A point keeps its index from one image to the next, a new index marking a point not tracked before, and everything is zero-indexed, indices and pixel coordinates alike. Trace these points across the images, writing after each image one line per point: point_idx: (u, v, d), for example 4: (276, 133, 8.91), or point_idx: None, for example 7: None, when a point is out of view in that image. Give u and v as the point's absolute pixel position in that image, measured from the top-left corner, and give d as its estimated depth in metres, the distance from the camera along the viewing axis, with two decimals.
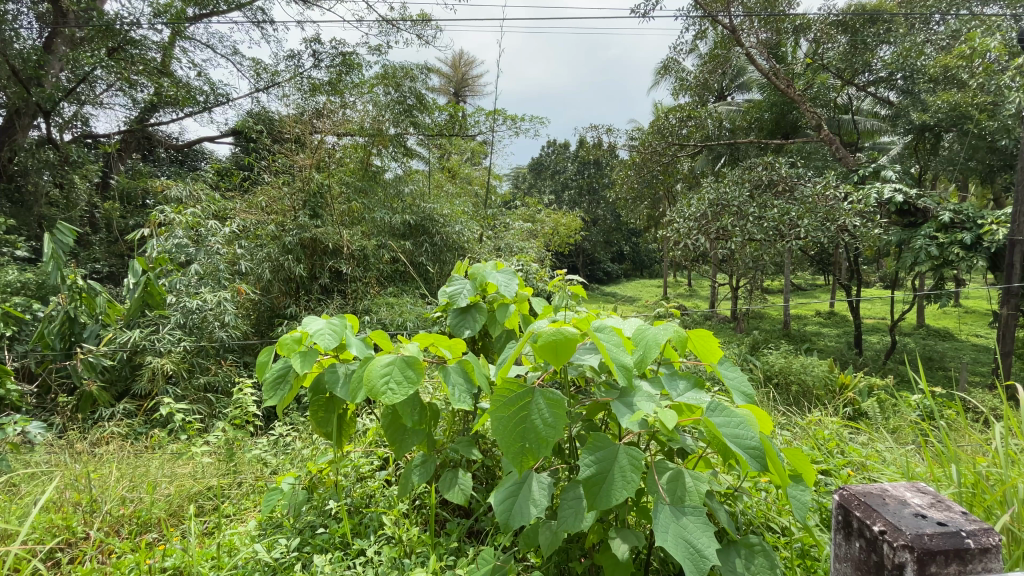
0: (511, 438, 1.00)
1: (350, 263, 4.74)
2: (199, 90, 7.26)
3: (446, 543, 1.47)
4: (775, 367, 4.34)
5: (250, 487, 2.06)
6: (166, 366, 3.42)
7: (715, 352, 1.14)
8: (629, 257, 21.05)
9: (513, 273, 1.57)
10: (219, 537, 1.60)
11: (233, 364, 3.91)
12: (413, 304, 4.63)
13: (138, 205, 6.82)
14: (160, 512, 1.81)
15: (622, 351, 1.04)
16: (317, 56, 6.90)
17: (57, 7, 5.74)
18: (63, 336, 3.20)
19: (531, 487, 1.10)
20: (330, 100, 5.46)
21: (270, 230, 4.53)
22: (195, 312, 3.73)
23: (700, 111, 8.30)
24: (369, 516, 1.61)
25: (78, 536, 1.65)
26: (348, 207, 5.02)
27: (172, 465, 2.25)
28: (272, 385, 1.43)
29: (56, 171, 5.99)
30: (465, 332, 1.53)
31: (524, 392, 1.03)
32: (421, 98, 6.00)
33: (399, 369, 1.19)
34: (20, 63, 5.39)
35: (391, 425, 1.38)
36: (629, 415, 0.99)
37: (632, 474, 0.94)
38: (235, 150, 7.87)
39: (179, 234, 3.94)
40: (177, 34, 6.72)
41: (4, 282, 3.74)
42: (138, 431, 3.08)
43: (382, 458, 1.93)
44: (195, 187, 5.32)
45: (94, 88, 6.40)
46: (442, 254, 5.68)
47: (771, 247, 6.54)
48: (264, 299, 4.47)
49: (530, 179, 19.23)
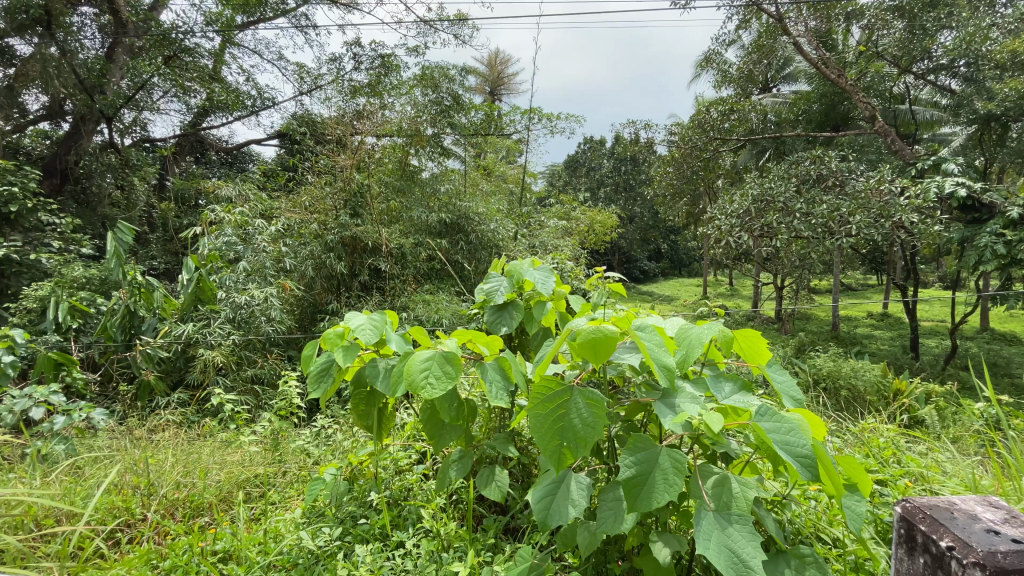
0: (549, 437, 0.99)
1: (388, 260, 4.85)
2: (247, 95, 7.60)
3: (484, 538, 1.46)
4: (823, 371, 4.21)
5: (295, 476, 2.14)
6: (217, 359, 3.60)
7: (764, 353, 1.09)
8: (666, 256, 20.73)
9: (550, 270, 1.56)
10: (267, 523, 1.66)
11: (279, 357, 4.08)
12: (449, 301, 4.73)
13: (191, 205, 7.18)
14: (211, 497, 1.91)
15: (664, 350, 1.01)
16: (356, 59, 7.06)
17: (117, 18, 6.16)
18: (124, 328, 3.46)
19: (569, 487, 1.09)
20: (370, 102, 5.67)
21: (313, 228, 4.68)
22: (244, 307, 3.94)
23: (743, 103, 7.99)
24: (407, 508, 1.63)
25: (137, 517, 1.75)
26: (387, 206, 5.16)
27: (222, 452, 2.36)
28: (317, 378, 1.47)
29: (118, 173, 6.53)
30: (502, 329, 1.53)
31: (562, 390, 1.02)
32: (457, 98, 6.13)
33: (437, 364, 1.21)
34: (85, 72, 5.83)
35: (429, 420, 1.39)
36: (672, 416, 0.97)
37: (675, 477, 0.91)
38: (280, 152, 8.20)
39: (228, 232, 4.23)
40: (227, 42, 7.10)
41: (70, 277, 4.00)
42: (191, 419, 3.25)
43: (420, 452, 1.95)
44: (244, 187, 5.64)
45: (150, 95, 6.77)
46: (478, 252, 5.71)
47: (820, 245, 6.28)
48: (307, 295, 4.62)
49: (565, 176, 18.92)
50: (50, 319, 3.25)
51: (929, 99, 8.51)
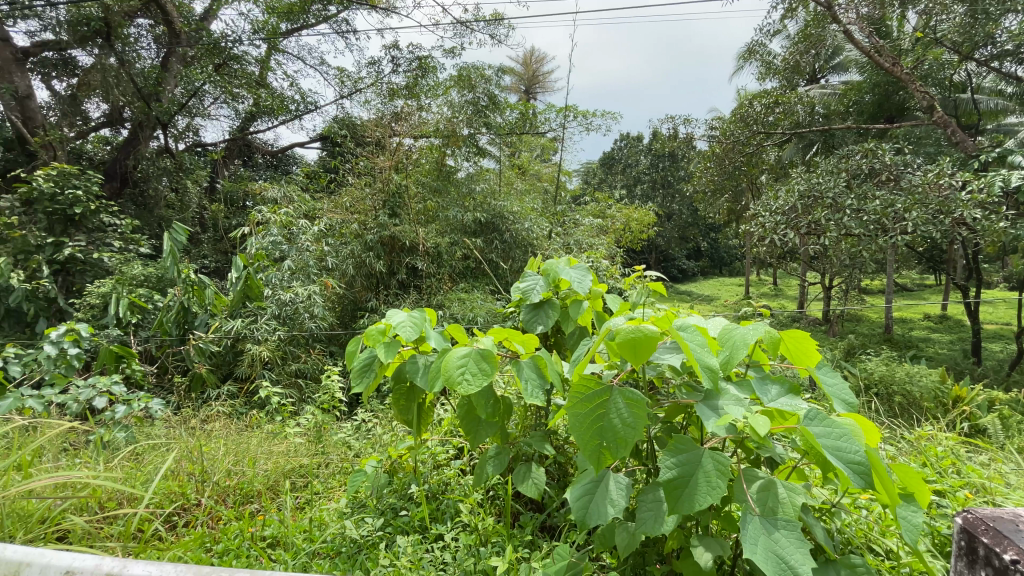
0: (588, 436, 0.99)
1: (424, 259, 4.95)
2: (291, 99, 7.87)
3: (521, 535, 1.47)
4: (874, 376, 4.00)
5: (337, 467, 2.22)
6: (263, 353, 3.77)
7: (812, 355, 1.06)
8: (706, 255, 20.18)
9: (587, 269, 1.55)
10: (312, 511, 1.73)
11: (321, 353, 4.23)
12: (484, 300, 4.77)
13: (239, 206, 7.51)
14: (259, 485, 2.01)
15: (708, 350, 0.99)
16: (394, 62, 7.22)
17: (171, 29, 6.47)
18: (179, 323, 3.65)
19: (607, 487, 1.09)
20: (408, 104, 5.79)
21: (354, 228, 4.83)
22: (288, 304, 4.11)
23: (789, 96, 7.70)
24: (446, 502, 1.66)
25: (192, 502, 1.86)
26: (424, 206, 5.26)
27: (269, 443, 2.47)
28: (360, 372, 1.52)
29: (172, 177, 6.89)
30: (538, 327, 1.52)
31: (602, 390, 1.01)
32: (493, 98, 6.18)
33: (475, 361, 1.22)
34: (142, 81, 6.21)
35: (467, 416, 1.41)
36: (715, 419, 0.95)
37: (718, 480, 0.90)
38: (322, 154, 8.47)
39: (275, 232, 4.40)
40: (273, 49, 7.42)
41: (130, 275, 4.26)
42: (240, 411, 3.41)
43: (457, 448, 1.98)
44: (289, 189, 5.87)
45: (203, 101, 7.18)
46: (512, 250, 5.72)
47: (871, 243, 5.98)
48: (348, 293, 4.77)
49: (601, 173, 18.68)
50: (112, 314, 3.48)
51: (993, 87, 7.96)
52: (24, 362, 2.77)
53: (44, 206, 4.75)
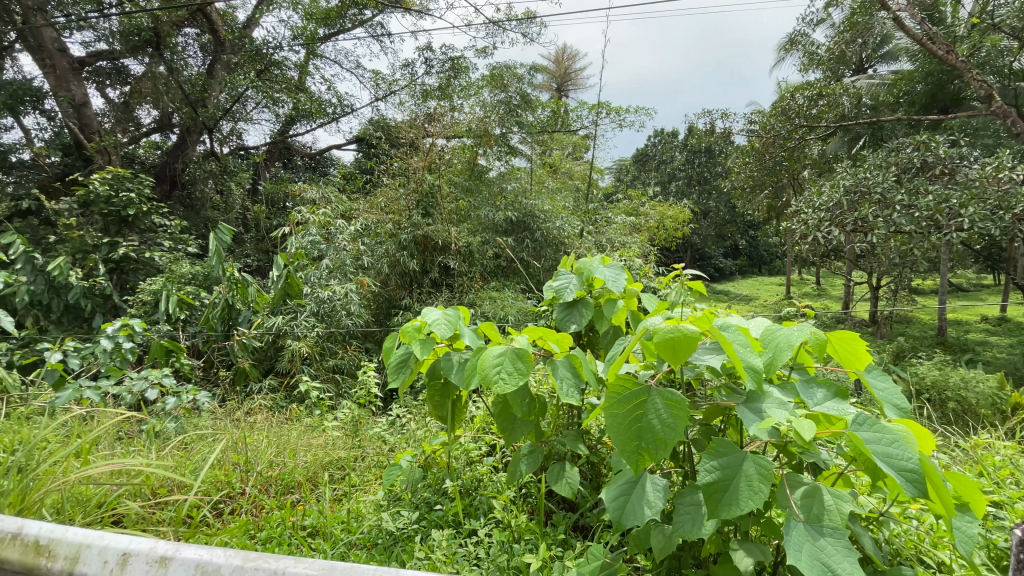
0: (625, 437, 0.98)
1: (456, 258, 5.01)
2: (329, 103, 8.09)
3: (554, 533, 1.47)
4: (926, 380, 3.84)
5: (372, 461, 2.28)
6: (303, 349, 3.90)
7: (862, 358, 1.01)
8: (744, 253, 19.60)
9: (622, 268, 1.53)
10: (349, 503, 1.78)
11: (357, 349, 4.35)
12: (515, 299, 4.78)
13: (280, 207, 7.78)
14: (300, 476, 2.08)
15: (750, 352, 0.97)
16: (428, 63, 7.31)
17: (216, 37, 6.86)
18: (223, 320, 3.83)
19: (644, 488, 1.08)
20: (440, 105, 5.88)
21: (388, 228, 4.94)
22: (326, 302, 4.24)
23: (833, 88, 7.39)
24: (479, 498, 1.68)
25: (237, 490, 1.94)
26: (456, 205, 5.32)
27: (309, 435, 2.55)
28: (396, 368, 1.55)
29: (217, 179, 7.30)
30: (572, 326, 1.51)
31: (639, 390, 1.00)
32: (525, 97, 6.19)
33: (510, 359, 1.23)
34: (189, 88, 6.60)
35: (501, 414, 1.42)
36: (757, 421, 0.93)
37: (761, 485, 0.88)
38: (358, 155, 8.67)
39: (313, 232, 4.57)
40: (311, 54, 7.65)
41: (179, 273, 4.48)
42: (280, 404, 3.54)
43: (489, 445, 2.00)
44: (327, 190, 6.04)
45: (245, 106, 7.50)
46: (544, 249, 5.69)
47: (923, 241, 5.68)
48: (383, 291, 4.86)
49: (634, 170, 18.40)
50: (162, 310, 3.66)
51: None
52: (82, 355, 2.94)
53: (99, 208, 5.03)
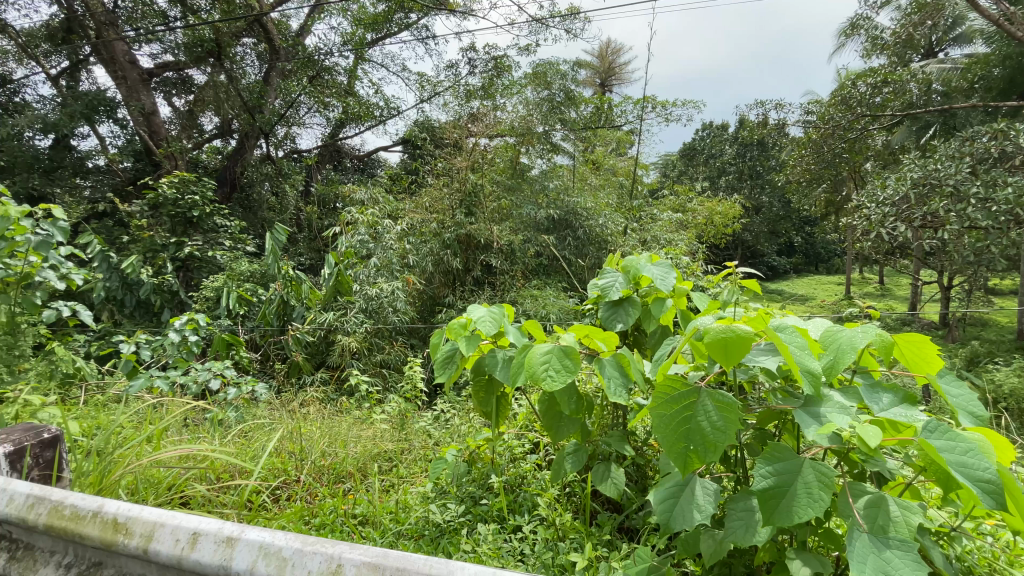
0: (674, 438, 0.96)
1: (498, 257, 5.06)
2: (376, 106, 8.32)
3: (599, 534, 1.46)
4: (1005, 388, 3.51)
5: (419, 454, 2.34)
6: (352, 344, 4.04)
7: (933, 362, 0.95)
8: (799, 250, 18.67)
9: (670, 266, 1.50)
10: (397, 495, 1.83)
11: (403, 345, 4.47)
12: (557, 297, 4.76)
13: (330, 207, 8.09)
14: (350, 466, 2.16)
15: (809, 355, 0.93)
16: (471, 63, 7.39)
17: (271, 46, 7.16)
18: (278, 315, 4.14)
19: (694, 491, 1.05)
20: (483, 106, 5.99)
21: (432, 227, 5.06)
22: (374, 299, 4.38)
23: (900, 73, 6.91)
24: (523, 495, 1.69)
25: (293, 478, 2.04)
26: (499, 204, 5.35)
27: (358, 427, 2.65)
28: (442, 364, 1.58)
29: (273, 182, 7.61)
30: (618, 325, 1.49)
31: (689, 391, 0.98)
32: (569, 94, 6.15)
33: (556, 357, 1.23)
34: (247, 96, 6.92)
35: (546, 412, 1.43)
36: (816, 427, 0.89)
37: (820, 492, 0.84)
38: (404, 156, 8.87)
39: (363, 232, 4.74)
40: (360, 58, 7.85)
41: (239, 271, 4.75)
42: (331, 396, 3.68)
43: (533, 442, 2.01)
44: (374, 191, 6.21)
45: (298, 111, 7.76)
46: (586, 247, 5.61)
47: (1001, 237, 5.23)
48: (427, 289, 4.97)
49: (681, 165, 17.90)
50: (224, 306, 3.90)
51: None
52: (153, 347, 3.18)
53: (167, 210, 5.43)
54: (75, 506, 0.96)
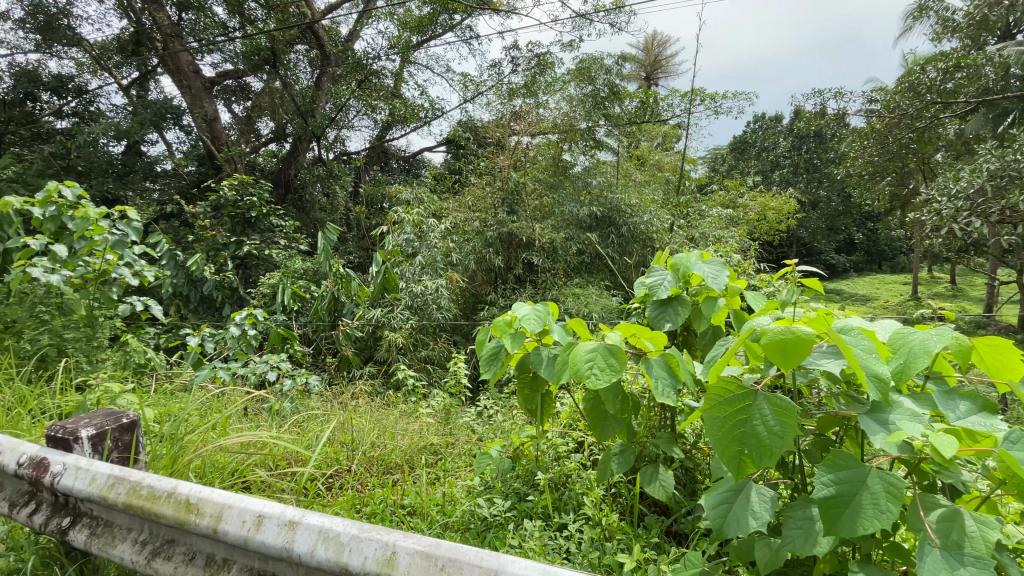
0: (727, 442, 0.93)
1: (540, 254, 5.07)
2: (421, 107, 8.49)
3: (647, 536, 1.44)
4: None
5: (463, 448, 2.39)
6: (398, 339, 4.17)
7: (1018, 368, 0.88)
8: (860, 247, 17.61)
9: (722, 264, 1.45)
10: (444, 488, 1.87)
11: (447, 341, 4.56)
12: (599, 295, 4.71)
13: (377, 207, 8.34)
14: (398, 458, 2.22)
15: (876, 359, 0.88)
16: (514, 62, 7.40)
17: (322, 52, 7.49)
18: (330, 311, 4.26)
19: (748, 497, 1.02)
20: (526, 104, 6.01)
21: (475, 226, 5.17)
22: (419, 296, 4.48)
23: (975, 56, 6.38)
24: (569, 493, 1.68)
25: (344, 467, 2.12)
26: (540, 202, 5.37)
27: (405, 420, 2.74)
28: (487, 361, 1.60)
29: (325, 183, 7.84)
30: (666, 325, 1.45)
31: (745, 393, 0.95)
32: (614, 89, 6.05)
33: (602, 356, 1.22)
34: (301, 100, 7.27)
35: (592, 411, 1.42)
36: (883, 434, 0.84)
37: (887, 503, 0.80)
38: (448, 156, 9.01)
39: (408, 231, 4.80)
40: (405, 61, 8.04)
41: (293, 269, 4.98)
42: (379, 390, 3.81)
43: (577, 441, 2.00)
44: (419, 190, 6.34)
45: (347, 115, 7.95)
46: (630, 245, 5.49)
47: None
48: (470, 286, 5.04)
49: (731, 159, 17.27)
50: (280, 302, 4.11)
51: None
52: (217, 340, 3.38)
53: (229, 211, 5.80)
54: (152, 486, 1.04)
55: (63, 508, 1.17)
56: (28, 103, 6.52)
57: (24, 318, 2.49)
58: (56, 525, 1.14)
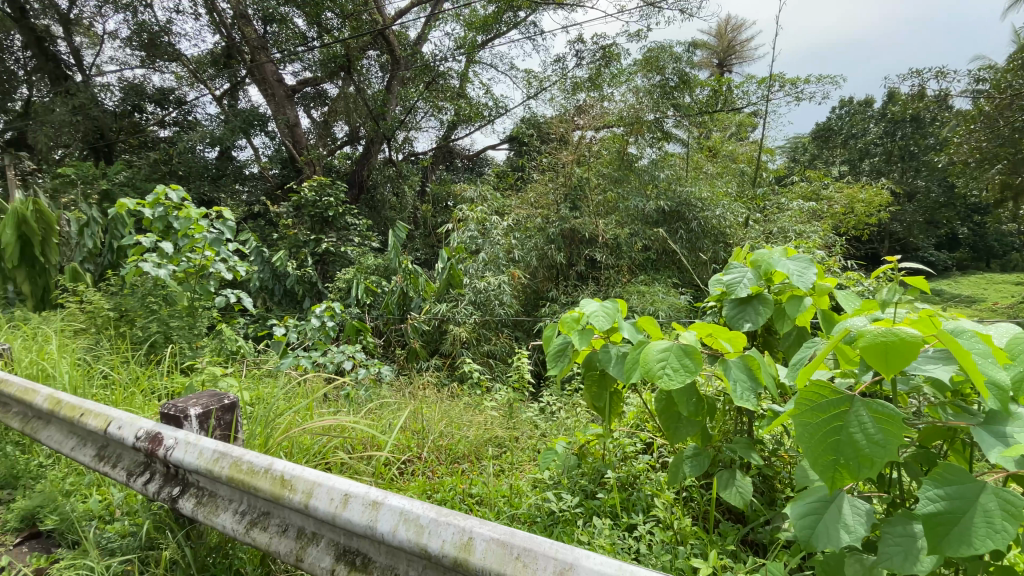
0: (819, 450, 0.88)
1: (603, 251, 5.01)
2: (486, 106, 8.62)
3: (722, 543, 1.39)
4: None
5: (527, 443, 2.41)
6: (463, 334, 4.28)
7: None
8: (966, 243, 15.78)
9: (809, 261, 1.36)
10: (511, 480, 1.91)
11: (508, 337, 4.69)
12: (666, 293, 4.56)
13: (443, 205, 8.58)
14: (465, 449, 2.29)
15: (997, 366, 0.80)
16: (579, 55, 7.31)
17: (393, 56, 7.68)
18: (399, 306, 4.44)
19: (840, 509, 0.96)
20: (591, 97, 5.92)
21: (537, 222, 5.19)
22: (482, 292, 4.57)
23: None
24: (638, 494, 1.66)
25: (416, 454, 2.21)
26: (604, 197, 5.28)
27: (470, 412, 2.81)
28: (555, 357, 1.60)
29: (395, 183, 8.18)
30: (745, 325, 1.39)
31: (840, 399, 0.89)
32: (684, 78, 5.82)
33: (678, 356, 1.19)
34: (372, 104, 7.57)
35: (665, 412, 1.38)
36: (1005, 450, 0.76)
37: (1007, 524, 0.72)
38: (511, 154, 9.10)
39: (472, 228, 4.91)
40: (471, 60, 8.19)
41: (365, 265, 5.25)
42: (444, 381, 3.93)
43: (645, 442, 1.96)
44: (483, 188, 6.45)
45: (415, 117, 8.28)
46: (700, 240, 5.26)
47: None
48: (531, 283, 5.08)
49: (813, 149, 16.07)
50: (354, 296, 4.35)
51: None
52: (299, 330, 3.64)
53: (309, 210, 6.23)
54: (251, 462, 1.14)
55: (173, 478, 1.31)
56: (136, 114, 7.61)
57: (138, 307, 2.83)
58: (167, 493, 1.28)
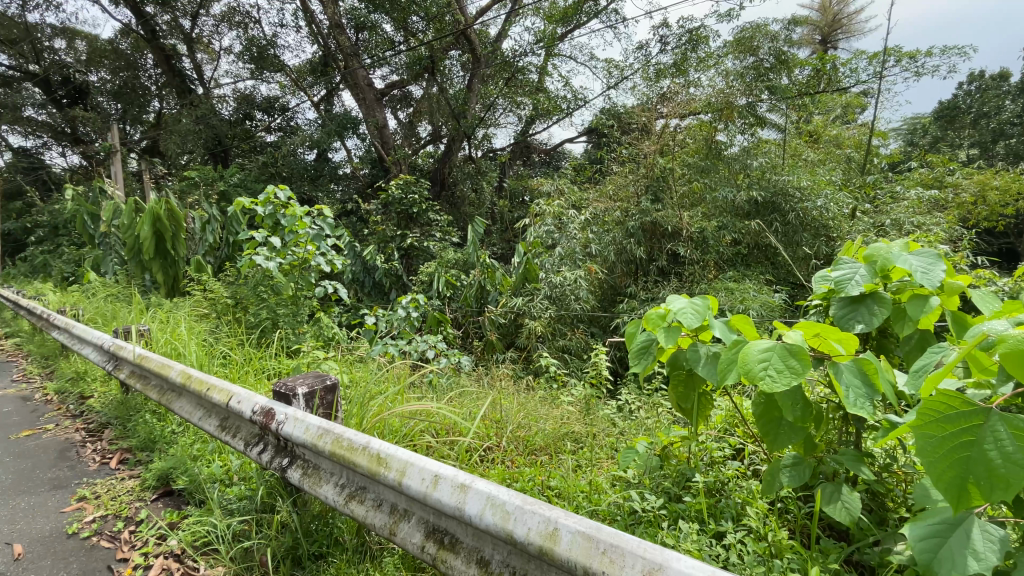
0: (945, 467, 0.78)
1: (688, 245, 4.72)
2: (564, 99, 8.60)
3: (823, 560, 1.29)
4: None
5: (605, 440, 2.39)
6: (539, 328, 4.30)
7: None
8: None
9: (937, 254, 1.21)
10: (590, 475, 1.90)
11: (584, 333, 4.60)
12: (757, 291, 4.26)
13: (520, 200, 8.66)
14: (543, 441, 2.31)
15: None
16: (663, 41, 7.04)
17: (473, 55, 7.84)
18: (477, 299, 4.55)
19: (968, 535, 0.85)
20: (675, 84, 5.67)
21: (616, 216, 5.00)
22: (559, 286, 4.55)
23: None
24: (727, 501, 1.58)
25: (496, 443, 2.26)
26: (689, 187, 5.07)
27: (546, 406, 2.83)
28: (638, 354, 1.55)
29: (474, 179, 8.39)
30: (857, 326, 1.27)
31: (971, 412, 0.79)
32: (781, 57, 5.40)
33: (778, 357, 1.11)
34: (454, 103, 7.72)
35: (761, 416, 1.30)
36: None
37: None
38: (589, 146, 8.97)
39: (548, 223, 4.97)
40: (550, 53, 8.18)
41: (446, 258, 5.44)
42: (520, 374, 3.98)
43: (734, 447, 1.87)
44: (561, 182, 6.41)
45: (495, 112, 8.45)
46: (797, 234, 4.85)
47: None
48: (609, 278, 4.94)
49: (935, 130, 14.18)
50: (435, 288, 4.53)
51: None
52: (387, 320, 3.88)
53: (396, 207, 6.58)
54: (350, 439, 1.24)
55: (283, 450, 1.46)
56: (247, 121, 8.51)
57: (250, 295, 3.17)
58: (278, 463, 1.43)
